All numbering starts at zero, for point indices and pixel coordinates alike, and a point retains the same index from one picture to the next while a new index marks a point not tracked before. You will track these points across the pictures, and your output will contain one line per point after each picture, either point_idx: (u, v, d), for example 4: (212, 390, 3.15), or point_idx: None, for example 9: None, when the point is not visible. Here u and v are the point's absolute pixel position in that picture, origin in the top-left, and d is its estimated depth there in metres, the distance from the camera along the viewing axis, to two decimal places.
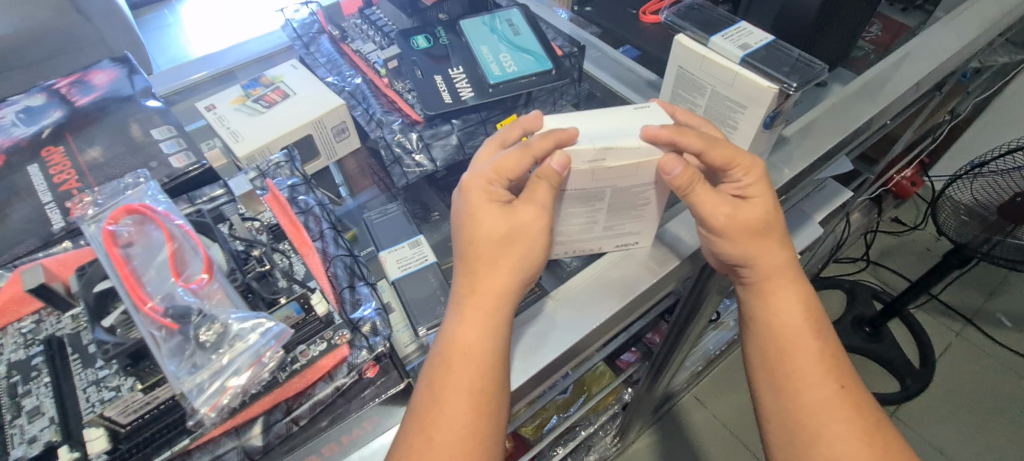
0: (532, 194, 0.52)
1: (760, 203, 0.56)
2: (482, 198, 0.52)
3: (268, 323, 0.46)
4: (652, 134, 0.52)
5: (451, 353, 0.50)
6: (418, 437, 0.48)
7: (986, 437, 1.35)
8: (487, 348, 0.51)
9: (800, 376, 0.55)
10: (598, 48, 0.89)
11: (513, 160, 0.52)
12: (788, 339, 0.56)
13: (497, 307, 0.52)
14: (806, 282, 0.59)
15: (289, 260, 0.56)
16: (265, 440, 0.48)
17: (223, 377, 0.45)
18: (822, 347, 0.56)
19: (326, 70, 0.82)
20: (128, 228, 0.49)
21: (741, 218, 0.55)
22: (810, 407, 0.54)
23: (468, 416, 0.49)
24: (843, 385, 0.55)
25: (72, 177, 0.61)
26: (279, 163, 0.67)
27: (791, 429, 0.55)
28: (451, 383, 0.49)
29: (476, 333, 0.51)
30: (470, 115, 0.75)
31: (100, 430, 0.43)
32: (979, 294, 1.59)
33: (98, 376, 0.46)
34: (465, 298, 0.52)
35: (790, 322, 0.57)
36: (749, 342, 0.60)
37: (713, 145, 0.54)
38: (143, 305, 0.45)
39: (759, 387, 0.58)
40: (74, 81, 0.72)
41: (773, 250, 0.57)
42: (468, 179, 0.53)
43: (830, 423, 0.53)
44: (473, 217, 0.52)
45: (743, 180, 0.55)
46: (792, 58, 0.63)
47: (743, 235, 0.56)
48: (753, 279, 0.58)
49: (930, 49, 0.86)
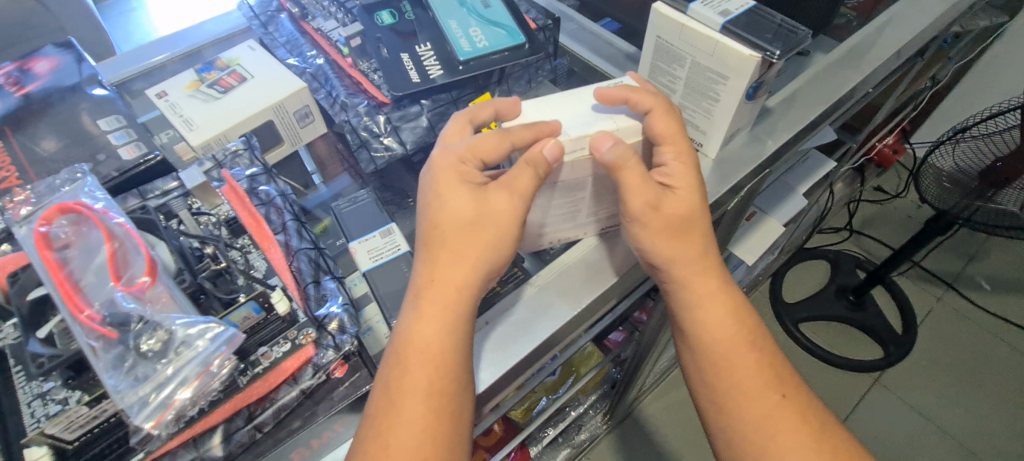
0: (511, 182, 0.49)
1: (684, 195, 0.54)
2: (452, 177, 0.50)
3: (218, 328, 0.43)
4: (605, 94, 0.54)
5: (407, 351, 0.47)
6: (371, 447, 0.45)
7: (966, 400, 1.37)
8: (443, 341, 0.47)
9: (741, 391, 0.53)
10: (574, 20, 0.85)
11: (490, 143, 0.50)
12: (724, 355, 0.54)
13: (456, 299, 0.49)
14: (736, 288, 0.56)
15: (248, 256, 0.52)
16: (227, 449, 0.45)
17: (169, 388, 0.42)
18: (760, 359, 0.54)
19: (286, 51, 0.77)
20: (63, 229, 0.45)
21: (665, 210, 0.52)
22: (755, 421, 0.52)
23: (424, 420, 0.46)
24: (784, 394, 0.53)
25: (12, 173, 0.57)
26: (237, 151, 0.63)
27: (740, 446, 0.52)
28: (408, 386, 0.46)
29: (431, 324, 0.48)
30: (440, 94, 0.71)
31: (43, 448, 0.40)
32: (958, 259, 1.60)
33: (42, 389, 0.42)
34: (422, 291, 0.49)
35: (725, 335, 0.54)
36: (687, 357, 0.57)
37: (669, 112, 0.53)
38: (79, 314, 0.41)
39: (701, 401, 0.56)
40: (12, 70, 0.66)
41: (693, 250, 0.54)
42: (438, 156, 0.51)
43: (777, 435, 0.51)
44: (439, 198, 0.50)
45: (671, 165, 0.54)
46: (774, 24, 0.59)
47: (663, 229, 0.53)
48: (673, 282, 0.55)
49: (911, 14, 0.84)
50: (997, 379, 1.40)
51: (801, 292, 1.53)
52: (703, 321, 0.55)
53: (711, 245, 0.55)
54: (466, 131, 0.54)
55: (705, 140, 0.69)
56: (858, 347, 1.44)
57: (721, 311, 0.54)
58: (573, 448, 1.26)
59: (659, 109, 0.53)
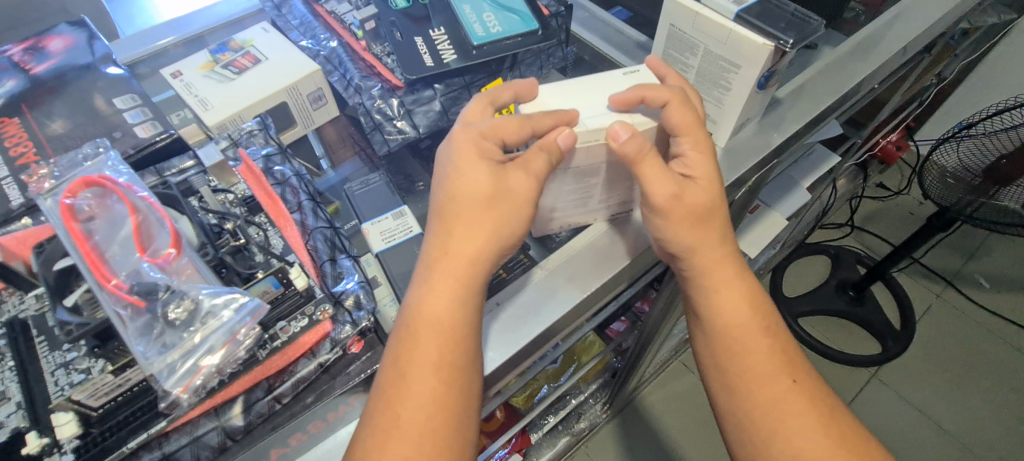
0: (527, 162, 0.50)
1: (705, 185, 0.54)
2: (473, 151, 0.50)
3: (243, 299, 0.44)
4: (620, 100, 0.54)
5: (418, 324, 0.48)
6: (382, 420, 0.46)
7: (962, 394, 1.39)
8: (456, 318, 0.48)
9: (752, 375, 0.54)
10: (586, 8, 0.85)
11: (513, 125, 0.51)
12: (738, 340, 0.55)
13: (469, 273, 0.49)
14: (749, 273, 0.57)
15: (266, 233, 0.53)
16: (247, 419, 0.47)
17: (195, 356, 0.43)
18: (772, 344, 0.55)
19: (299, 33, 0.78)
20: (87, 201, 0.45)
21: (687, 199, 0.53)
22: (765, 405, 0.53)
23: (434, 393, 0.46)
24: (796, 379, 0.53)
25: (30, 149, 0.57)
26: (252, 130, 0.64)
27: (747, 428, 0.53)
28: (418, 360, 0.47)
29: (443, 298, 0.48)
30: (454, 79, 0.72)
31: (70, 414, 0.42)
32: (959, 256, 1.61)
33: (66, 359, 0.44)
34: (434, 263, 0.50)
35: (739, 320, 0.55)
36: (700, 340, 0.58)
37: (685, 104, 0.53)
38: (106, 283, 0.42)
39: (713, 385, 0.57)
40: (26, 48, 0.66)
41: (711, 239, 0.55)
42: (458, 131, 0.52)
43: (786, 418, 0.52)
44: (459, 171, 0.50)
45: (688, 155, 0.55)
46: (787, 13, 0.59)
47: (685, 218, 0.53)
48: (692, 272, 0.56)
49: (921, 8, 0.84)
50: (993, 375, 1.42)
51: (801, 287, 1.55)
52: (718, 305, 0.56)
53: (727, 231, 0.56)
54: (486, 112, 0.54)
55: (717, 128, 0.69)
56: (856, 341, 1.46)
57: (733, 297, 0.55)
58: (572, 436, 1.27)
59: (677, 100, 0.53)
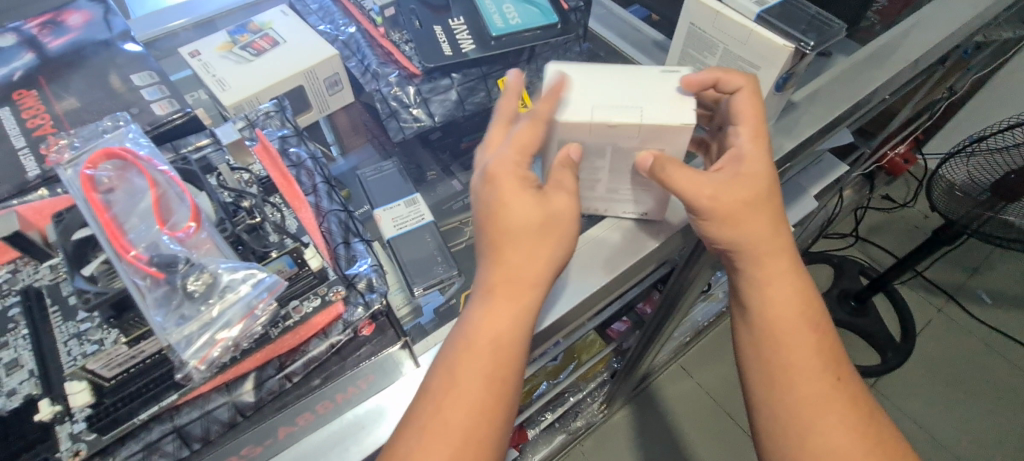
0: (560, 182, 0.51)
1: (752, 180, 0.54)
2: (516, 184, 0.50)
3: (260, 274, 0.45)
4: (691, 80, 0.52)
5: (477, 341, 0.48)
6: (432, 405, 0.46)
7: (961, 409, 1.39)
8: (514, 335, 0.49)
9: (796, 368, 0.53)
10: (604, 6, 0.85)
11: (529, 133, 0.50)
12: (786, 332, 0.54)
13: (528, 295, 0.50)
14: (804, 270, 0.57)
15: (281, 214, 0.53)
16: (257, 396, 0.47)
17: (213, 329, 0.43)
18: (819, 341, 0.54)
19: (318, 18, 0.77)
20: (108, 173, 0.46)
21: (723, 201, 0.53)
22: (807, 401, 0.52)
23: (483, 387, 0.47)
24: (839, 377, 0.53)
25: (47, 122, 0.57)
26: (269, 112, 0.64)
27: (780, 420, 0.53)
28: (470, 362, 0.47)
29: (502, 317, 0.49)
30: (471, 69, 0.73)
31: (83, 383, 0.42)
32: (962, 271, 1.61)
33: (78, 330, 0.44)
34: (493, 288, 0.50)
35: (787, 313, 0.55)
36: (742, 331, 0.58)
37: (755, 95, 0.56)
38: (125, 254, 0.42)
39: (750, 377, 0.56)
40: (45, 22, 0.66)
41: (755, 227, 0.54)
42: (495, 166, 0.50)
43: (825, 416, 0.51)
44: (501, 206, 0.50)
45: (744, 146, 0.55)
46: (808, 15, 0.59)
47: (726, 212, 0.53)
48: (743, 264, 0.56)
49: (939, 18, 0.84)
50: (993, 389, 1.42)
51: None
52: (769, 296, 0.55)
53: (782, 221, 0.56)
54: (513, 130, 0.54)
55: None
56: (855, 352, 1.46)
57: (780, 290, 0.55)
58: (568, 434, 1.27)
59: (749, 88, 0.56)
